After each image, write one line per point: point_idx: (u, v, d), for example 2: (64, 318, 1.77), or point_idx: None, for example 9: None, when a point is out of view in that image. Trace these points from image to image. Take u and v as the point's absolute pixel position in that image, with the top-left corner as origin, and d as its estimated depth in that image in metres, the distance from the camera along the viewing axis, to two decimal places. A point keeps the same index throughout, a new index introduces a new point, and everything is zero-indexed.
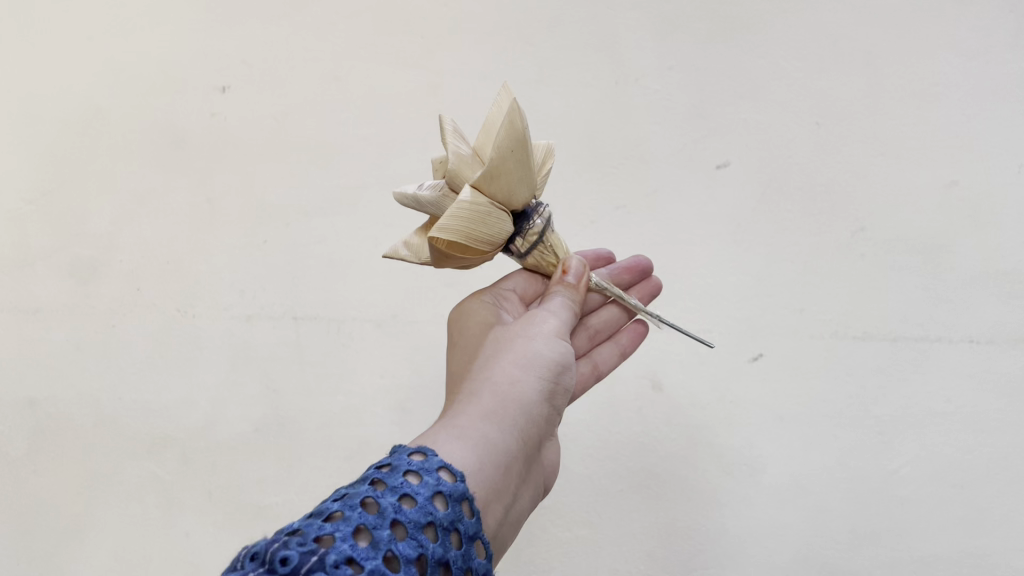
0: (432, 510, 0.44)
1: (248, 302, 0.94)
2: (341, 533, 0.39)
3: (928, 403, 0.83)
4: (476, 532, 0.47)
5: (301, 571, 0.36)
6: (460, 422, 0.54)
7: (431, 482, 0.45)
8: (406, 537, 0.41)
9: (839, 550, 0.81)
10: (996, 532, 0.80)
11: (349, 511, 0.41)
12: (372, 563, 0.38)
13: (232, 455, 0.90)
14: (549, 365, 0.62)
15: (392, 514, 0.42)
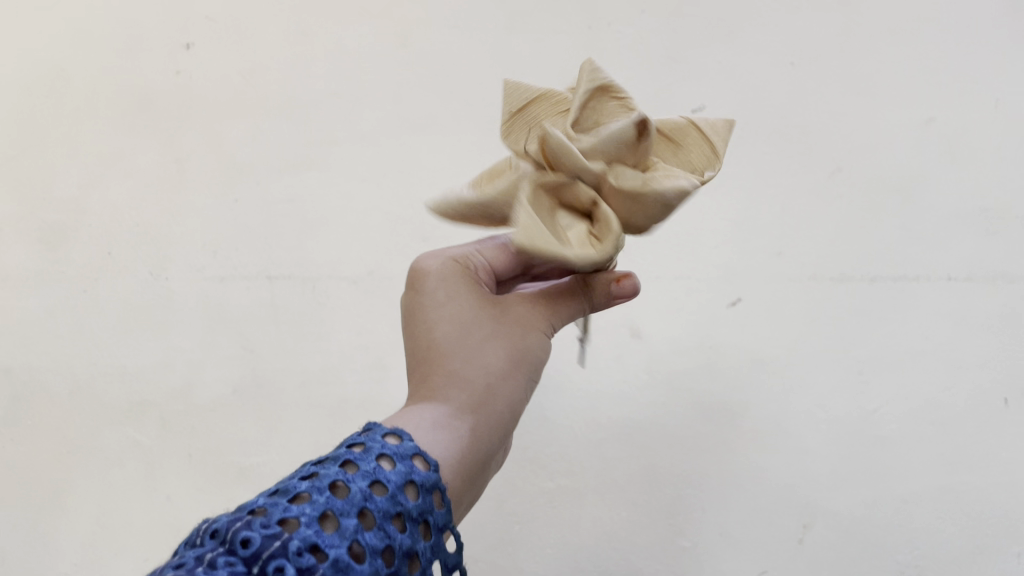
0: (404, 500, 0.41)
1: (221, 263, 0.93)
2: (306, 517, 0.37)
3: (906, 342, 0.83)
4: (448, 524, 0.43)
5: (260, 556, 0.34)
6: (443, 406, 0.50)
7: (404, 469, 0.42)
8: (374, 528, 0.39)
9: (822, 490, 0.81)
10: (977, 469, 0.80)
11: (316, 493, 0.38)
12: (336, 551, 0.36)
13: (211, 420, 0.91)
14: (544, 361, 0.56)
15: (362, 501, 0.39)
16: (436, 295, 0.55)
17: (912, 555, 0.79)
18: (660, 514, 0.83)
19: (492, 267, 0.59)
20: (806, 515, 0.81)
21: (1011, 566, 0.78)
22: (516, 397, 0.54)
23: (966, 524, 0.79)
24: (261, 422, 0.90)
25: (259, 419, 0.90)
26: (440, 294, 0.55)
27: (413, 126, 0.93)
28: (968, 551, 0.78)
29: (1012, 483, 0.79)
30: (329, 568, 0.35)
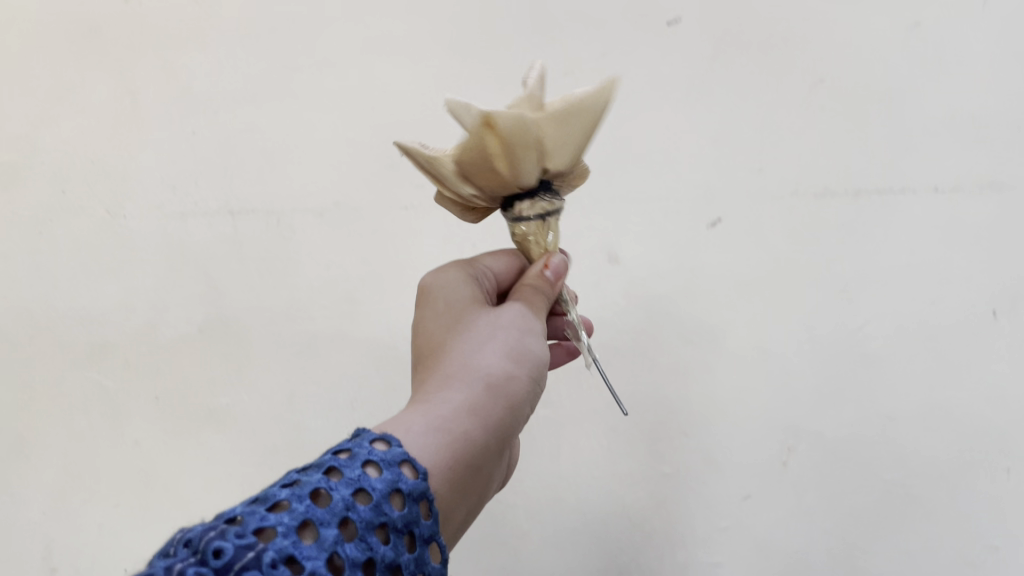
0: (387, 511, 0.40)
1: (180, 199, 0.90)
2: (283, 528, 0.36)
3: (892, 256, 0.80)
4: (432, 534, 0.43)
5: (233, 567, 0.34)
6: (434, 406, 0.50)
7: (389, 478, 0.42)
8: (354, 539, 0.38)
9: (806, 413, 0.79)
10: (964, 384, 0.77)
11: (296, 502, 0.38)
12: (313, 563, 0.35)
13: (177, 361, 0.88)
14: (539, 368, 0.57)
15: (343, 511, 0.39)
16: (436, 306, 0.60)
17: (899, 474, 0.77)
18: (641, 442, 0.82)
19: (494, 276, 0.65)
20: (791, 437, 0.79)
21: (1002, 484, 0.76)
22: (511, 397, 0.54)
23: (954, 442, 0.77)
24: (230, 363, 0.87)
25: (228, 360, 0.87)
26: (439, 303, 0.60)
27: (376, 48, 0.88)
28: (956, 468, 0.77)
29: (999, 397, 0.77)
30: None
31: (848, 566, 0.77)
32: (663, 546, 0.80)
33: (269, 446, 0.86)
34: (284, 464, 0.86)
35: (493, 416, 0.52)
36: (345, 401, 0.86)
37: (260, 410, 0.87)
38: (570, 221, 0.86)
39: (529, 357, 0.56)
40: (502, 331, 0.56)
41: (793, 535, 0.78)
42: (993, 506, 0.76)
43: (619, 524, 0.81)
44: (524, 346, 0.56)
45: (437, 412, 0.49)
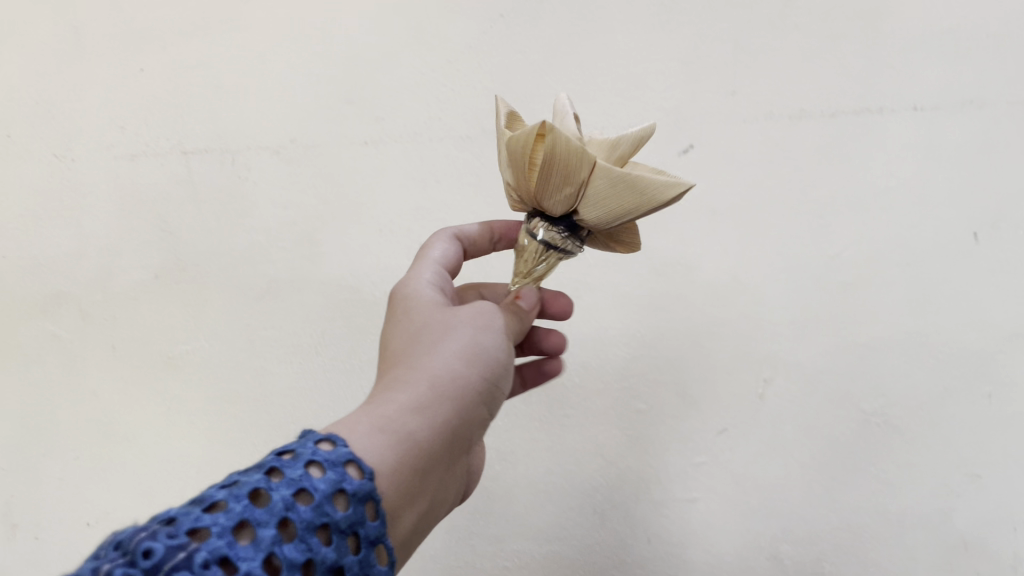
0: (331, 511, 0.38)
1: (131, 139, 0.86)
2: (218, 528, 0.35)
3: (870, 180, 0.77)
4: (381, 535, 0.41)
5: (162, 567, 0.32)
6: (380, 410, 0.47)
7: (333, 476, 0.40)
8: (293, 539, 0.36)
9: (782, 344, 0.77)
10: (946, 309, 0.75)
11: (233, 501, 0.37)
12: (247, 565, 0.34)
13: (134, 308, 0.85)
14: (495, 368, 0.53)
15: (283, 510, 0.37)
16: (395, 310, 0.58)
17: (878, 404, 0.75)
18: (614, 378, 0.80)
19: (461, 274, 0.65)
20: (767, 367, 0.77)
21: (983, 410, 0.74)
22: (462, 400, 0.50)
23: (934, 369, 0.75)
24: (188, 308, 0.84)
25: (186, 306, 0.84)
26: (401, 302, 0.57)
27: None
28: (935, 396, 0.74)
29: (981, 321, 0.74)
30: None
31: (829, 499, 0.75)
32: (637, 483, 0.78)
33: (230, 393, 0.83)
34: (247, 410, 0.83)
35: (438, 420, 0.48)
36: (307, 344, 0.83)
37: (220, 357, 0.84)
38: None
39: (481, 356, 0.52)
40: (455, 329, 0.53)
41: (772, 468, 0.76)
42: (973, 434, 0.74)
43: (592, 463, 0.80)
44: (475, 345, 0.52)
45: (381, 415, 0.46)
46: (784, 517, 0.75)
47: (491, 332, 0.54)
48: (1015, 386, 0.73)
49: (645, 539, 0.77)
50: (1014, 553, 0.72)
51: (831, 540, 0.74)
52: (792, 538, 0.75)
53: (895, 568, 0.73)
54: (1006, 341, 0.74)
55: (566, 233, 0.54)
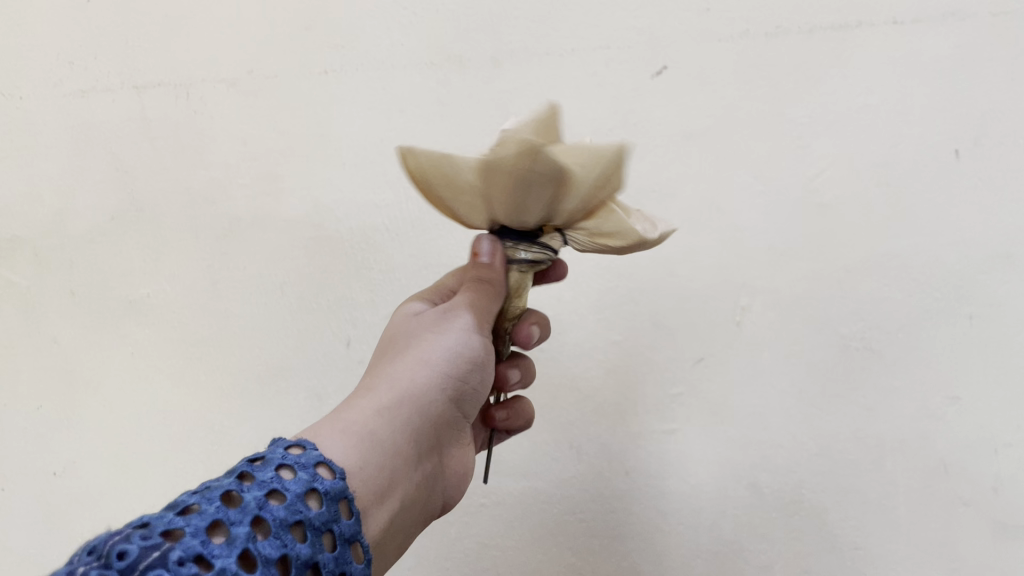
0: (303, 509, 0.41)
1: (80, 75, 0.84)
2: (192, 528, 0.37)
3: (847, 98, 0.75)
4: (354, 533, 0.44)
5: (136, 567, 0.34)
6: (346, 413, 0.53)
7: (304, 478, 0.43)
8: (268, 536, 0.39)
9: (759, 270, 0.75)
10: (926, 229, 0.73)
11: (205, 504, 0.39)
12: (223, 561, 0.36)
13: (91, 252, 0.82)
14: (463, 363, 0.58)
15: (256, 510, 0.39)
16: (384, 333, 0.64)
17: (857, 328, 0.74)
18: (590, 310, 0.80)
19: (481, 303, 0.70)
20: (745, 295, 0.76)
21: (964, 332, 0.72)
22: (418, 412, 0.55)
23: (913, 291, 0.73)
24: (148, 251, 0.82)
25: (147, 249, 0.82)
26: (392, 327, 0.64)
27: None
28: (915, 319, 0.73)
29: (963, 241, 0.72)
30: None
31: (807, 426, 0.74)
32: (614, 416, 0.77)
33: (194, 336, 0.81)
34: (212, 353, 0.80)
35: (400, 417, 0.54)
36: (273, 284, 0.80)
37: (180, 299, 0.81)
38: (505, 74, 0.78)
39: (446, 355, 0.58)
40: (422, 335, 0.59)
41: (750, 396, 0.75)
42: (954, 357, 0.72)
43: (567, 398, 0.79)
44: (439, 347, 0.58)
45: (348, 420, 0.52)
46: (762, 444, 0.74)
47: (462, 329, 0.59)
48: (997, 307, 0.72)
49: (623, 471, 0.76)
50: (996, 475, 0.70)
51: (810, 468, 0.73)
52: (770, 465, 0.74)
53: (874, 492, 0.72)
54: (989, 261, 0.72)
55: (516, 242, 0.56)
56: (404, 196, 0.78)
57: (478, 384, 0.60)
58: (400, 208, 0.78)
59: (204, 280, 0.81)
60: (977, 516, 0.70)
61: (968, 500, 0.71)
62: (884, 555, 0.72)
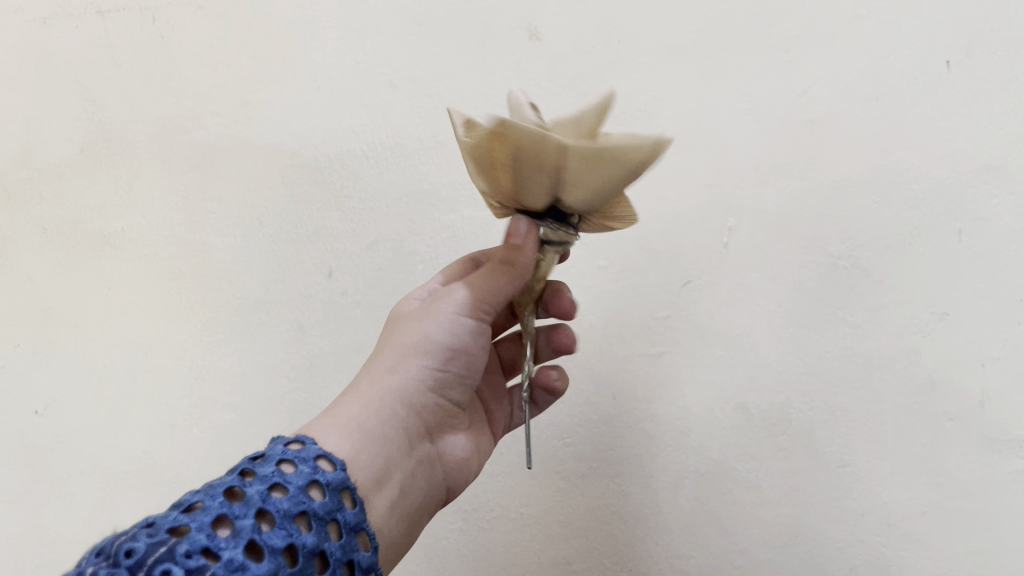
0: (305, 501, 0.47)
1: (43, 3, 0.82)
2: (197, 524, 0.42)
3: (836, 9, 0.73)
4: (357, 521, 0.50)
5: (146, 562, 0.39)
6: (340, 409, 0.59)
7: (304, 472, 0.48)
8: (273, 527, 0.44)
9: (746, 190, 0.74)
10: (917, 144, 0.72)
11: (209, 501, 0.44)
12: (228, 552, 0.41)
13: (63, 185, 0.81)
14: (444, 351, 0.62)
15: (259, 503, 0.45)
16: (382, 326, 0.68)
17: (845, 247, 0.73)
18: None
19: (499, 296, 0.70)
20: (732, 215, 0.74)
21: (953, 248, 0.71)
22: (400, 408, 0.60)
23: (902, 208, 0.72)
24: (119, 184, 0.80)
25: (119, 182, 0.80)
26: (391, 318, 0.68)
27: None
28: (904, 235, 0.72)
29: (952, 155, 0.71)
30: (219, 565, 0.40)
31: (795, 346, 0.73)
32: (601, 341, 0.77)
33: (171, 270, 0.79)
34: (191, 287, 0.79)
35: (386, 408, 0.60)
36: (250, 216, 0.78)
37: (154, 232, 0.79)
38: None
39: (428, 347, 0.62)
40: (408, 328, 0.63)
41: (737, 317, 0.74)
42: (941, 273, 0.72)
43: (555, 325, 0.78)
44: (420, 338, 0.62)
45: (338, 417, 0.58)
46: (749, 365, 0.74)
47: (444, 322, 0.62)
48: (988, 221, 0.71)
49: (610, 396, 0.76)
50: (982, 390, 0.71)
51: (797, 387, 0.73)
52: (757, 386, 0.74)
53: (861, 410, 0.72)
54: (979, 173, 0.71)
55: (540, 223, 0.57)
56: (381, 121, 0.76)
57: (466, 367, 0.64)
58: (378, 134, 0.77)
59: (179, 212, 0.79)
60: (963, 430, 0.71)
61: (954, 415, 0.71)
62: (871, 471, 0.72)
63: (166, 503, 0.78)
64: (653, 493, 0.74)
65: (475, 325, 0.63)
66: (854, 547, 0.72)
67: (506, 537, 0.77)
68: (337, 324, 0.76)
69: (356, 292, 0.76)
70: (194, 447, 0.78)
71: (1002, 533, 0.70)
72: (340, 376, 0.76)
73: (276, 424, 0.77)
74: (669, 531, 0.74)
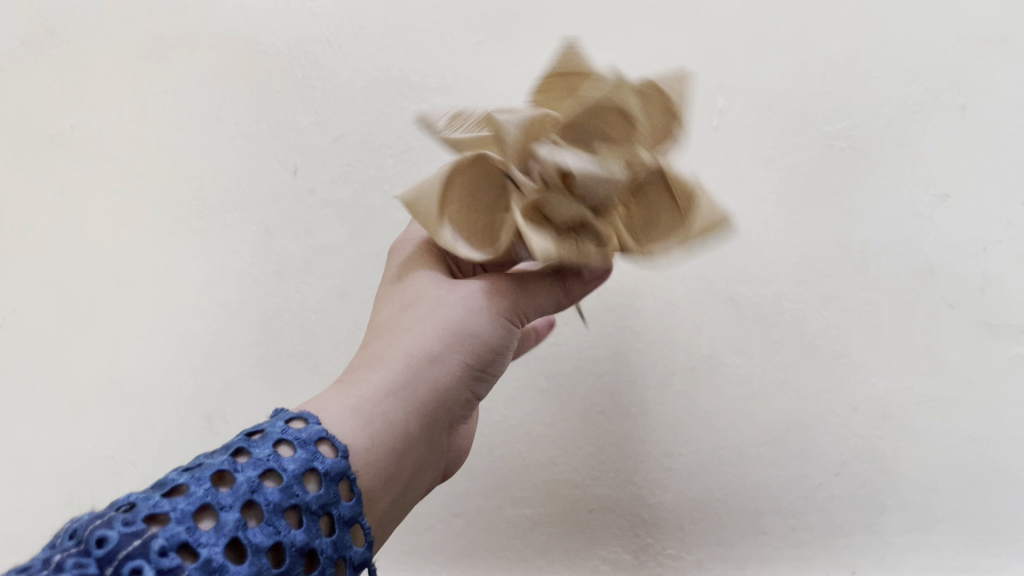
0: (300, 492, 0.39)
1: None
2: (177, 513, 0.35)
3: None
4: (356, 515, 0.41)
5: (117, 557, 0.33)
6: (354, 391, 0.46)
7: (303, 457, 0.40)
8: (260, 523, 0.37)
9: (734, 69, 0.70)
10: (915, 15, 0.69)
11: (195, 485, 0.37)
12: (208, 551, 0.34)
13: (5, 80, 0.76)
14: (486, 354, 0.50)
15: (248, 493, 0.37)
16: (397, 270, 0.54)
17: (841, 127, 0.69)
18: None
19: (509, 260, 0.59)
20: (721, 97, 0.70)
21: (954, 124, 0.68)
22: (427, 402, 0.48)
23: (901, 83, 0.68)
24: (66, 79, 0.75)
25: (64, 78, 0.75)
26: (408, 264, 0.54)
27: None
28: (902, 112, 0.68)
29: (950, 25, 0.68)
30: (197, 568, 0.34)
31: (787, 235, 0.70)
32: None
33: (127, 170, 0.75)
34: (150, 189, 0.75)
35: (412, 403, 0.47)
36: (208, 109, 0.74)
37: (105, 129, 0.75)
38: None
39: (469, 347, 0.49)
40: (445, 296, 0.50)
41: (727, 206, 0.70)
42: (942, 152, 0.68)
43: None
44: (462, 336, 0.49)
45: (352, 402, 0.46)
46: (739, 257, 0.71)
47: (491, 321, 0.49)
48: (988, 95, 0.68)
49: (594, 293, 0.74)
50: (983, 274, 0.68)
51: (791, 278, 0.70)
52: (747, 278, 0.70)
53: (857, 299, 0.69)
54: (980, 45, 0.68)
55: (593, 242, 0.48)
56: (344, 3, 0.73)
57: (501, 371, 0.52)
58: (341, 18, 0.73)
59: (129, 106, 0.75)
60: (962, 317, 0.68)
61: (953, 301, 0.68)
62: (867, 363, 0.69)
63: (136, 413, 0.75)
64: (640, 390, 0.72)
65: (518, 329, 0.51)
66: (848, 440, 0.70)
67: (489, 440, 0.74)
68: (306, 224, 0.73)
69: (323, 188, 0.72)
70: (159, 356, 0.75)
71: (998, 420, 0.68)
72: (310, 279, 0.73)
73: (245, 330, 0.74)
74: (658, 428, 0.71)
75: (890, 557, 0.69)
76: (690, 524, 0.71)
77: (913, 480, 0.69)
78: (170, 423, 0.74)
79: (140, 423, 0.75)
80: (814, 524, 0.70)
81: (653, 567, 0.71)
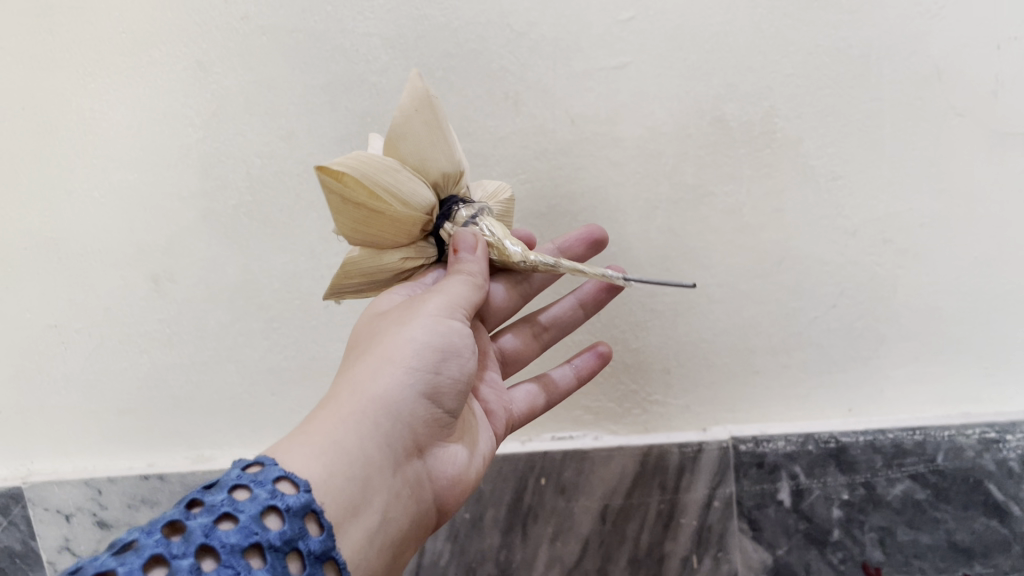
0: (261, 530, 0.36)
1: None
2: (124, 567, 0.32)
3: None
4: (327, 550, 0.38)
5: None
6: (308, 426, 0.44)
7: (261, 495, 0.37)
8: (218, 565, 0.34)
9: None
10: None
11: (144, 537, 0.34)
12: None
13: None
14: (434, 354, 0.48)
15: (201, 538, 0.34)
16: (358, 332, 0.54)
17: None
18: None
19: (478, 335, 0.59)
20: None
21: None
22: (383, 424, 0.45)
23: None
24: None
25: None
26: (366, 324, 0.53)
27: None
28: None
29: None
30: None
31: (781, 43, 0.61)
32: (555, 61, 0.62)
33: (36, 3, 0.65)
34: (65, 27, 0.65)
35: (368, 423, 0.45)
36: None
37: None
38: None
39: (414, 350, 0.47)
40: (395, 325, 0.49)
41: (715, 13, 0.60)
42: None
43: (501, 39, 0.62)
44: (404, 341, 0.48)
45: (306, 434, 0.43)
46: (729, 71, 0.62)
47: (430, 321, 0.49)
48: None
49: (569, 123, 0.64)
50: (997, 77, 0.60)
51: (786, 91, 0.62)
52: (737, 95, 0.62)
53: (857, 113, 0.62)
54: None
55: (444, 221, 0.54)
56: None
57: (461, 379, 0.49)
58: None
59: None
60: (973, 128, 0.62)
61: (964, 109, 0.61)
62: (868, 184, 0.64)
63: (80, 276, 0.70)
64: (620, 229, 0.66)
65: (462, 326, 0.50)
66: (847, 268, 0.65)
67: None
68: (242, 57, 0.64)
69: (257, 14, 0.63)
70: (95, 213, 0.69)
71: (1005, 241, 0.64)
72: (253, 118, 0.66)
73: (186, 182, 0.67)
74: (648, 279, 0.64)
75: (888, 392, 0.68)
76: (676, 367, 0.67)
77: (912, 306, 0.65)
78: (116, 287, 0.70)
79: (82, 288, 0.70)
80: (810, 359, 0.67)
81: (638, 412, 0.69)
